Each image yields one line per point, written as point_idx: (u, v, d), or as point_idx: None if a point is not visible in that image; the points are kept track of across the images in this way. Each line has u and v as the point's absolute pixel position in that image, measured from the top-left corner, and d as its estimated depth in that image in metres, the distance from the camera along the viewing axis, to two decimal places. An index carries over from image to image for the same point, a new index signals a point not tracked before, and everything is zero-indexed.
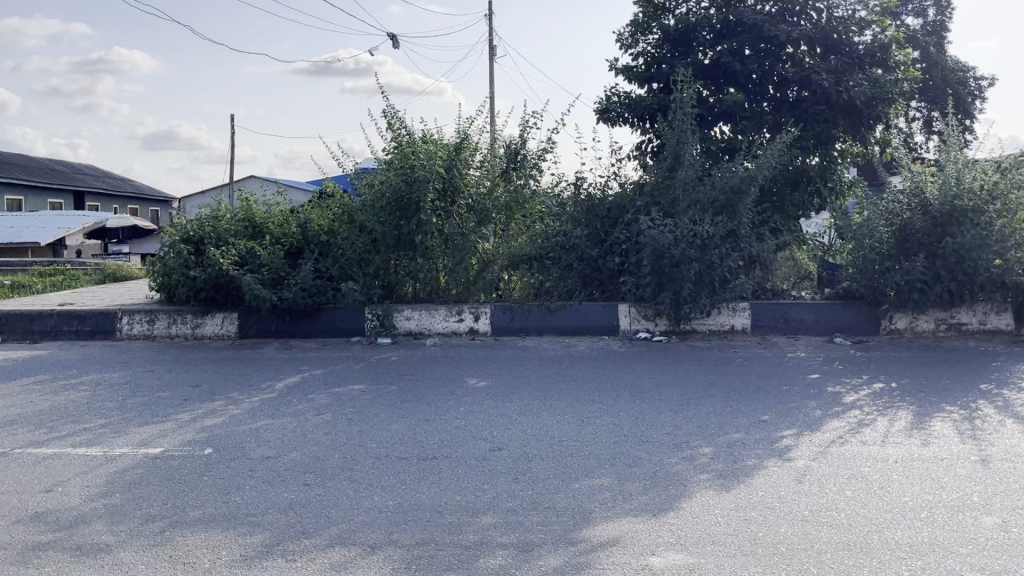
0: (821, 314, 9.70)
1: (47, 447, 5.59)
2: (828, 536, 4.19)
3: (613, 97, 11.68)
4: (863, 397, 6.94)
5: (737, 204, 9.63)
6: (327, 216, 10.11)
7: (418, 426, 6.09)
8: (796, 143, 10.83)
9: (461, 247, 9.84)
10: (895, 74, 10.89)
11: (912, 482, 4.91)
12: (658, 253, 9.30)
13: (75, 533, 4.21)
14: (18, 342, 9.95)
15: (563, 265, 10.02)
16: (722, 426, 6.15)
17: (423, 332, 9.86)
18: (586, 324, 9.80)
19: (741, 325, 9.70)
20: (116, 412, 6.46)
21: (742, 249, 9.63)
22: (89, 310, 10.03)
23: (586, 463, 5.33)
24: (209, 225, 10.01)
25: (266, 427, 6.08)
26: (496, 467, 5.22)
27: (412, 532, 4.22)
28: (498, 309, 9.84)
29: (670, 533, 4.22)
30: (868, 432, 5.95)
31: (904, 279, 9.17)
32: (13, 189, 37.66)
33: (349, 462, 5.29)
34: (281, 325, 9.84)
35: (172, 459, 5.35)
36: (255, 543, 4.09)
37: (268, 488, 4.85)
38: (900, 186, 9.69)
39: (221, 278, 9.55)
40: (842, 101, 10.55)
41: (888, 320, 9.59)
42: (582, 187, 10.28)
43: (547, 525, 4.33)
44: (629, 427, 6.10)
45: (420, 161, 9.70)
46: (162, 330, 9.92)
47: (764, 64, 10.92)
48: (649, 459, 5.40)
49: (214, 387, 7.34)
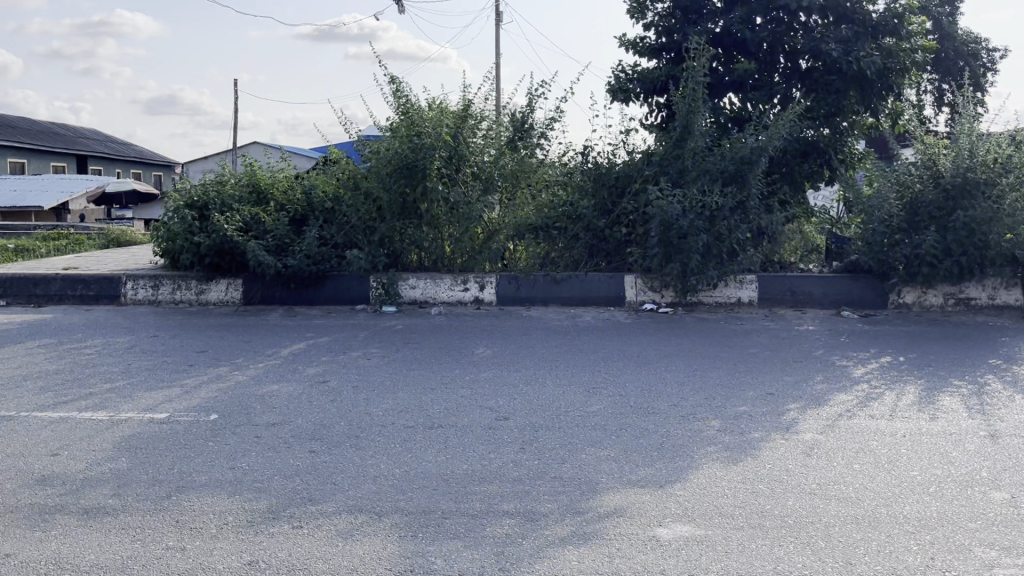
0: (829, 287, 9.64)
1: (52, 411, 5.58)
2: (836, 510, 4.18)
3: (621, 66, 11.50)
4: (871, 371, 6.92)
5: (746, 176, 9.51)
6: (331, 183, 10.03)
7: (424, 395, 6.08)
8: (807, 114, 10.69)
9: (466, 216, 9.75)
10: (909, 44, 10.72)
11: (920, 457, 4.89)
12: (666, 224, 9.22)
13: (81, 497, 4.21)
14: (22, 306, 9.94)
15: (570, 235, 9.96)
16: (729, 398, 6.13)
17: (428, 301, 9.82)
18: (592, 295, 9.76)
19: (748, 298, 9.66)
20: (120, 376, 6.46)
21: (750, 221, 9.53)
22: (93, 275, 10.00)
23: (592, 433, 5.31)
24: (214, 191, 9.94)
25: (271, 393, 6.07)
26: (502, 436, 5.21)
27: (418, 501, 4.20)
28: (503, 279, 9.78)
29: (678, 505, 4.21)
30: (876, 406, 5.93)
31: (913, 252, 9.10)
32: (16, 152, 37.50)
33: (355, 430, 5.28)
34: (285, 292, 9.80)
35: (178, 424, 5.33)
36: (261, 509, 4.09)
37: (274, 454, 4.84)
38: (911, 159, 9.59)
39: (225, 244, 9.51)
40: (852, 71, 10.38)
41: (896, 295, 9.56)
42: (590, 157, 10.14)
43: (554, 494, 4.31)
44: (635, 398, 6.08)
45: (425, 128, 9.60)
46: (166, 295, 9.91)
47: (776, 33, 10.76)
48: (655, 430, 5.39)
49: (219, 353, 7.32)
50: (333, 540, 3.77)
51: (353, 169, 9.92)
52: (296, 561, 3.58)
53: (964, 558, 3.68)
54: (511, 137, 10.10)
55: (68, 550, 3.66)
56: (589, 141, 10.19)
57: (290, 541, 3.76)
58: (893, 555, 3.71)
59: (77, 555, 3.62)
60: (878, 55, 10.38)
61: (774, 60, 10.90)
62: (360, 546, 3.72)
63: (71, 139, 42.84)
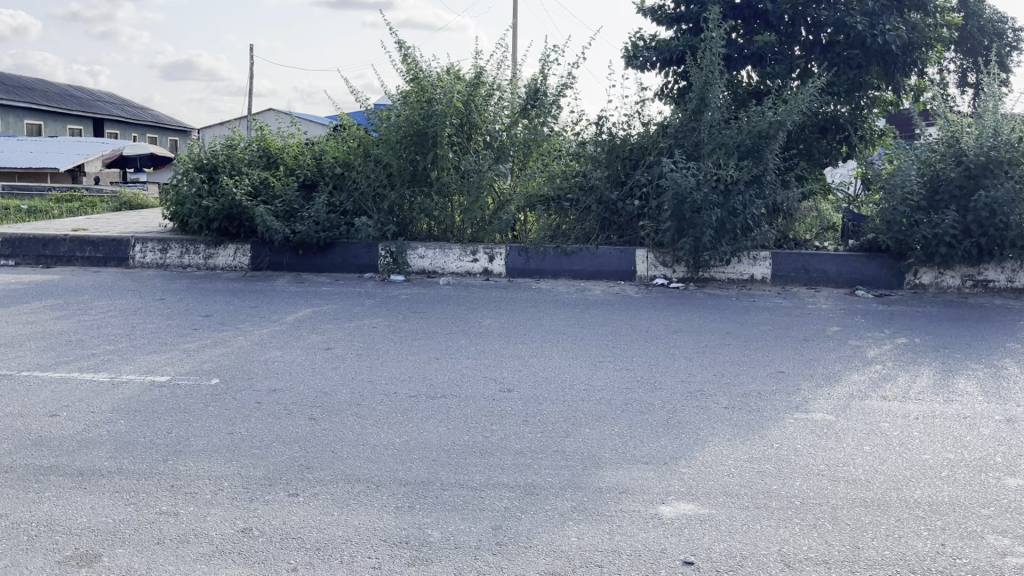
0: (844, 266, 9.46)
1: (54, 371, 5.54)
2: (845, 492, 4.07)
3: (638, 35, 11.27)
4: (885, 352, 6.77)
5: (763, 150, 9.31)
6: (341, 149, 9.92)
7: (427, 364, 6.00)
8: (827, 89, 10.46)
9: (477, 185, 9.61)
10: (935, 18, 10.39)
11: (933, 440, 4.77)
12: (679, 197, 9.04)
13: (77, 459, 4.16)
14: (30, 266, 9.90)
15: (582, 207, 9.83)
16: (738, 375, 6.02)
17: (437, 271, 9.72)
18: (602, 268, 9.64)
19: (761, 275, 9.51)
20: (124, 339, 6.41)
21: (766, 196, 9.36)
22: (102, 237, 9.95)
23: (597, 408, 5.22)
24: (223, 154, 9.83)
25: (274, 359, 6.01)
26: (505, 408, 5.12)
27: (417, 472, 4.13)
28: (514, 250, 9.67)
29: (681, 483, 4.12)
30: (890, 387, 5.79)
31: (932, 232, 8.90)
32: (32, 115, 37.52)
33: (357, 398, 5.21)
34: (293, 259, 9.72)
35: (178, 387, 5.28)
36: (258, 476, 4.02)
37: (273, 421, 4.77)
38: (933, 137, 9.37)
39: (233, 209, 9.43)
40: (876, 46, 10.12)
41: (913, 275, 9.37)
42: (604, 127, 9.97)
43: (556, 469, 4.23)
44: (642, 373, 5.98)
45: (437, 95, 9.44)
46: (174, 259, 9.86)
47: (798, 5, 10.46)
48: (661, 406, 5.29)
49: (224, 318, 7.26)
50: (329, 509, 3.70)
51: (364, 134, 9.81)
52: (290, 530, 3.51)
53: (976, 545, 3.57)
54: (524, 105, 9.94)
55: (61, 512, 3.61)
56: (604, 112, 10.02)
57: (285, 508, 3.69)
58: (902, 540, 3.60)
59: (70, 517, 3.57)
60: (903, 29, 10.09)
61: (796, 32, 10.65)
62: (356, 516, 3.65)
63: (87, 103, 42.83)
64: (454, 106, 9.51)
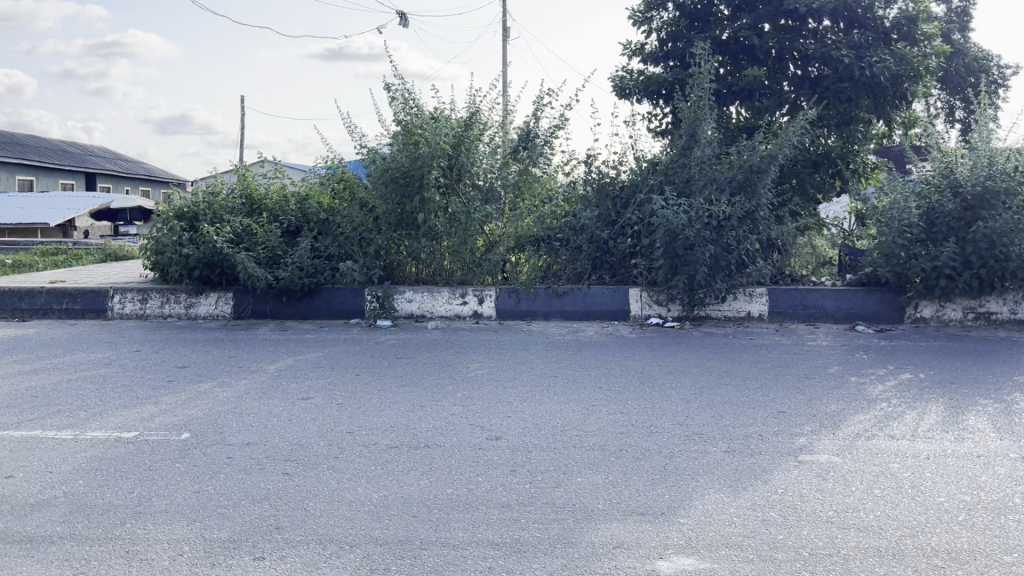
0: (842, 301, 9.24)
1: (16, 429, 5.24)
2: (857, 541, 3.77)
3: (626, 73, 11.25)
4: (890, 388, 6.51)
5: (756, 185, 9.14)
6: (327, 194, 9.74)
7: (410, 413, 5.71)
8: (817, 123, 10.37)
9: (465, 226, 9.41)
10: (923, 50, 10.39)
11: (947, 481, 4.48)
12: (671, 234, 8.83)
13: (27, 523, 3.85)
14: (7, 320, 9.61)
15: (573, 246, 9.63)
16: (737, 416, 5.74)
17: (425, 315, 9.46)
18: (595, 309, 9.39)
19: (758, 311, 9.26)
20: (93, 393, 6.12)
21: (760, 232, 9.18)
22: (80, 289, 9.68)
23: (590, 455, 4.92)
24: (205, 202, 9.64)
25: (251, 411, 5.71)
26: (491, 457, 4.83)
27: (395, 529, 3.83)
28: (503, 292, 9.43)
29: (680, 535, 3.82)
30: (897, 426, 5.51)
31: (930, 265, 8.70)
32: (25, 170, 37.56)
33: (335, 450, 4.93)
34: (278, 306, 9.45)
35: (145, 444, 4.98)
36: (222, 539, 3.71)
37: (243, 477, 4.49)
38: (927, 169, 9.24)
39: (215, 257, 9.20)
40: (863, 79, 10.07)
41: (913, 309, 9.14)
42: (594, 166, 9.82)
43: (545, 522, 3.93)
44: (637, 417, 5.69)
45: (424, 137, 9.27)
46: (155, 309, 9.58)
47: (784, 40, 10.45)
48: (658, 451, 5.01)
49: (202, 369, 6.98)
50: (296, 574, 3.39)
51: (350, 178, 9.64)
52: None
53: None
54: (513, 145, 9.79)
55: None
56: (593, 150, 9.89)
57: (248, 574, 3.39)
58: None
59: None
60: (891, 60, 10.10)
61: (784, 67, 10.58)
62: None
63: (80, 157, 42.90)
64: (442, 148, 9.34)
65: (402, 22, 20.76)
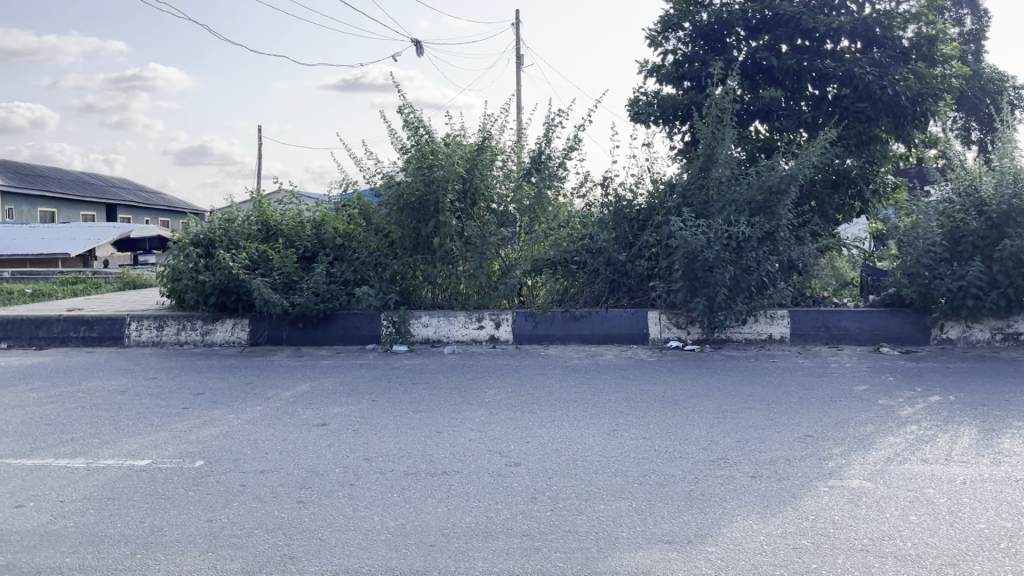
0: (865, 322, 9.06)
1: (28, 458, 5.16)
2: (894, 570, 3.61)
3: (641, 97, 11.24)
4: (919, 411, 6.33)
5: (775, 206, 9.03)
6: (343, 219, 9.71)
7: (427, 439, 5.58)
8: (837, 142, 10.27)
9: (481, 250, 9.34)
10: (942, 69, 10.31)
11: (986, 507, 4.31)
12: (690, 256, 8.71)
13: (37, 555, 3.76)
14: (23, 349, 9.57)
15: (590, 269, 9.54)
16: (763, 441, 5.58)
17: (441, 340, 9.36)
18: (613, 332, 9.26)
19: (780, 333, 9.09)
20: (107, 421, 6.03)
21: (780, 253, 9.03)
22: (97, 317, 9.63)
23: (612, 481, 4.78)
24: (221, 228, 9.62)
25: (266, 438, 5.61)
26: (511, 484, 4.70)
27: (412, 559, 3.71)
28: (520, 316, 9.32)
29: (708, 564, 3.67)
30: (930, 450, 5.33)
31: (956, 285, 8.54)
32: (47, 202, 38.02)
33: (351, 477, 4.82)
34: (293, 332, 9.39)
35: (159, 472, 4.89)
36: (235, 570, 3.60)
37: (258, 505, 4.38)
38: (951, 188, 9.09)
39: (230, 283, 9.16)
40: (884, 98, 9.98)
41: (939, 329, 8.95)
42: (611, 189, 9.75)
43: (567, 552, 3.79)
44: (660, 442, 5.55)
45: (439, 161, 9.23)
46: (170, 336, 9.52)
47: (802, 60, 10.40)
48: (682, 476, 4.86)
49: (216, 396, 6.90)
50: None
51: (365, 202, 9.61)
52: None
53: None
54: (529, 168, 9.73)
55: None
56: (609, 172, 9.81)
57: None
58: None
59: None
60: (911, 79, 10.01)
61: (802, 87, 10.51)
62: None
63: (101, 189, 43.41)
64: (457, 171, 9.29)
65: (417, 50, 20.87)
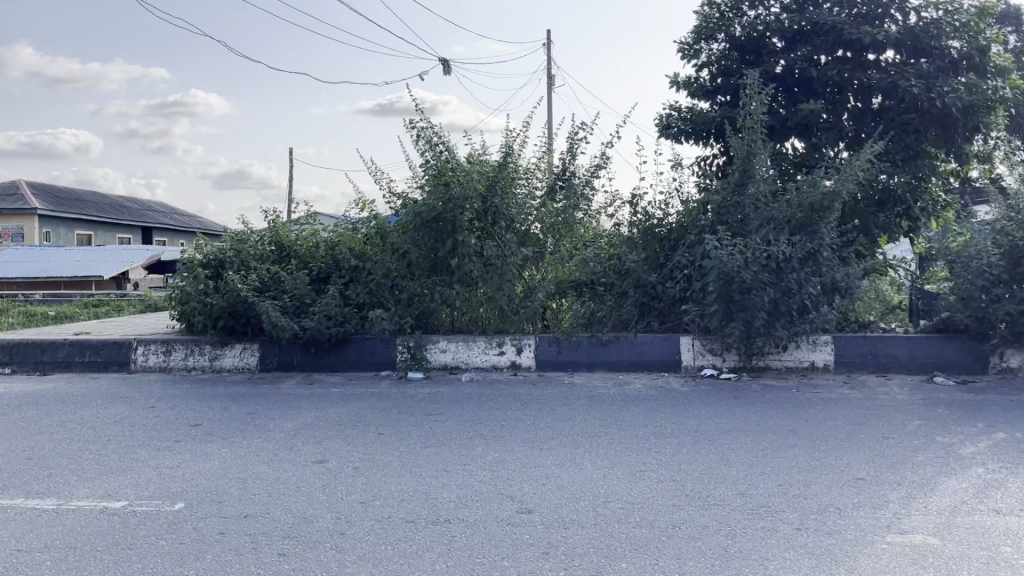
0: (917, 350, 8.38)
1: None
2: None
3: (672, 112, 10.74)
4: (983, 450, 5.65)
5: (817, 223, 8.41)
6: (357, 239, 9.30)
7: (430, 481, 5.05)
8: (882, 157, 9.62)
9: (501, 271, 8.82)
10: (995, 80, 9.61)
11: None
12: (725, 278, 8.10)
13: None
14: (27, 374, 9.22)
15: (616, 292, 9.04)
16: (809, 485, 4.96)
17: (459, 366, 8.84)
18: (642, 359, 8.68)
19: (823, 361, 8.44)
20: (92, 457, 5.59)
21: (822, 274, 8.36)
22: (103, 341, 9.26)
23: (636, 533, 4.20)
24: (231, 250, 9.23)
25: (257, 476, 5.13)
26: (522, 535, 4.15)
27: None
28: (544, 341, 8.77)
29: None
30: (1001, 497, 4.68)
31: (1018, 309, 7.86)
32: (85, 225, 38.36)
33: (343, 525, 4.30)
34: (305, 357, 8.94)
35: (132, 516, 4.41)
36: None
37: (233, 559, 3.87)
38: (1012, 203, 8.34)
39: (238, 306, 8.73)
40: (933, 109, 9.32)
41: (998, 357, 8.27)
42: (640, 207, 9.23)
43: None
44: (691, 485, 4.97)
45: (457, 178, 8.71)
46: (178, 362, 9.10)
47: (844, 71, 9.80)
48: (717, 529, 4.26)
49: (214, 428, 6.44)
50: None
51: (381, 221, 9.18)
52: None
53: None
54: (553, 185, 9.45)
55: None
56: (637, 190, 9.29)
57: None
58: None
59: None
60: (962, 89, 9.30)
61: (844, 99, 9.96)
62: None
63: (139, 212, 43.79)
64: (477, 189, 8.78)
65: (445, 68, 20.48)
